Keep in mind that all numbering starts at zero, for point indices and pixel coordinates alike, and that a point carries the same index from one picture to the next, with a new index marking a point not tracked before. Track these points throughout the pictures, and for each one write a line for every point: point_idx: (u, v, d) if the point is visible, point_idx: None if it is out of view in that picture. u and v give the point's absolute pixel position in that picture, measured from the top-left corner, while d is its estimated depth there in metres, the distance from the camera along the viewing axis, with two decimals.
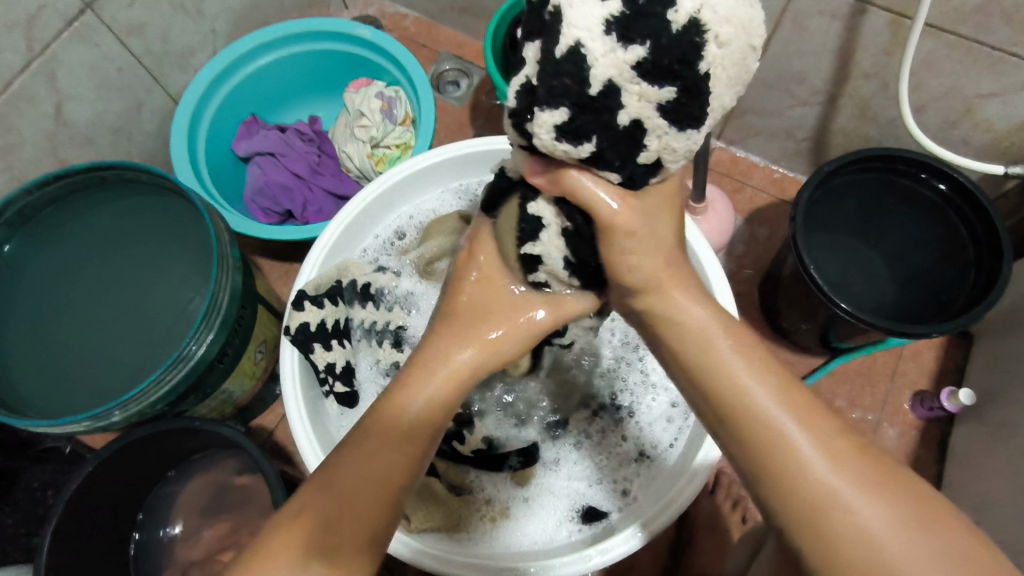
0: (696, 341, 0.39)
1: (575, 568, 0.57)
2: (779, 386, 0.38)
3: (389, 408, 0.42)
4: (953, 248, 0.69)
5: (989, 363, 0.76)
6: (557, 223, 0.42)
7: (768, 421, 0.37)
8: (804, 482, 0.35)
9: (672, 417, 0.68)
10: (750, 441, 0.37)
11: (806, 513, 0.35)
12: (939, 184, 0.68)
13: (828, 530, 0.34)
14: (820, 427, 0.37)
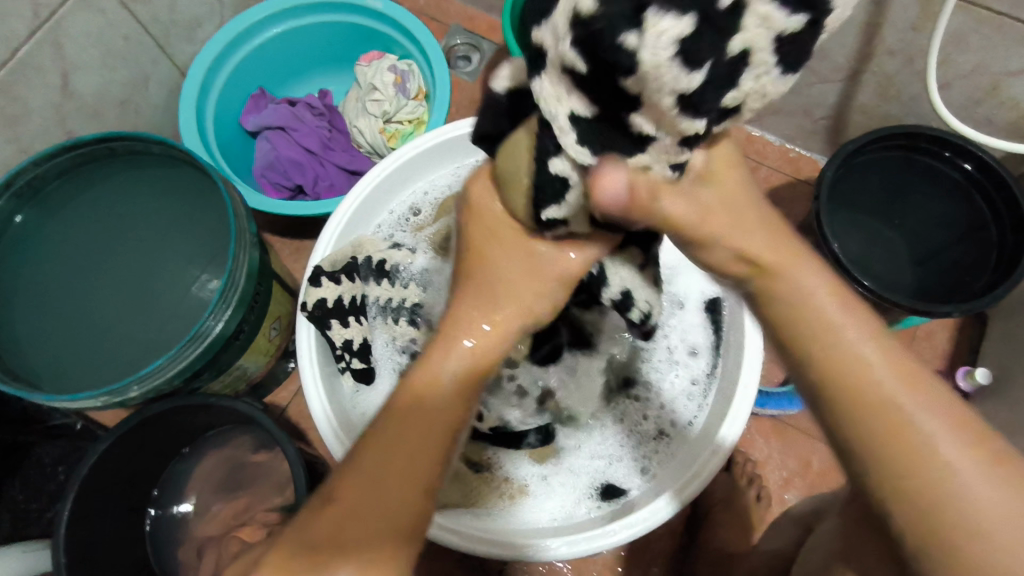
0: (789, 287, 0.36)
1: (598, 543, 0.58)
2: (868, 328, 0.35)
3: (422, 384, 0.42)
4: (975, 227, 0.69)
5: (1006, 343, 0.76)
6: (584, 189, 0.35)
7: (864, 366, 0.34)
8: (905, 447, 0.33)
9: (691, 394, 0.68)
10: (829, 381, 0.34)
11: (897, 463, 0.33)
12: (965, 164, 0.67)
13: (914, 482, 0.32)
14: (913, 378, 0.34)
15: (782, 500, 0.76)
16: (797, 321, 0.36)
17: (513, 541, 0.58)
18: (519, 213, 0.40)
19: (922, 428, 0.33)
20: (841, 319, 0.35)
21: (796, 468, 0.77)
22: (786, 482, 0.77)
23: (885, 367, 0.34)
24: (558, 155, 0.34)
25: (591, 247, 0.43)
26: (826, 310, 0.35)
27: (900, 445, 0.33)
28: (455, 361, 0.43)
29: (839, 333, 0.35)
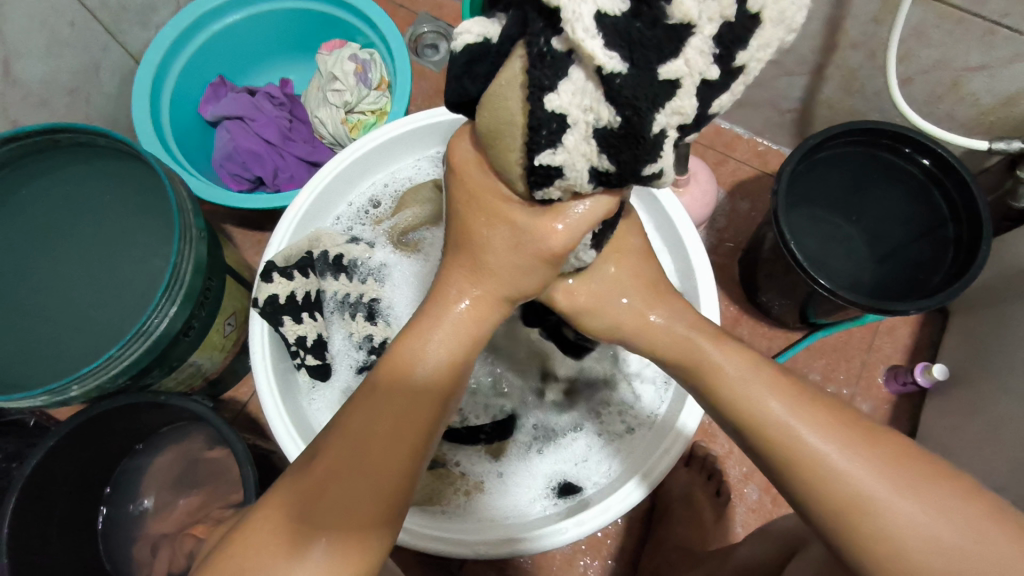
0: (685, 354, 0.43)
1: (551, 541, 0.57)
2: (750, 362, 0.41)
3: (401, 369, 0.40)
4: (933, 225, 0.69)
5: (964, 337, 0.76)
6: (588, 122, 0.30)
7: (754, 401, 0.39)
8: (840, 492, 0.36)
9: (649, 389, 0.68)
10: (742, 418, 0.40)
11: (810, 480, 0.37)
12: (923, 160, 0.67)
13: (828, 493, 0.36)
14: (801, 400, 0.39)
15: (742, 494, 0.76)
16: (711, 382, 0.41)
17: (469, 540, 0.58)
18: (508, 169, 0.35)
19: (840, 468, 0.36)
20: (741, 374, 0.40)
21: None
22: (746, 476, 0.77)
23: (776, 397, 0.39)
24: (572, 67, 0.29)
25: (580, 208, 0.37)
26: (719, 358, 0.41)
27: (832, 491, 0.36)
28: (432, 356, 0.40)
29: (743, 387, 0.40)
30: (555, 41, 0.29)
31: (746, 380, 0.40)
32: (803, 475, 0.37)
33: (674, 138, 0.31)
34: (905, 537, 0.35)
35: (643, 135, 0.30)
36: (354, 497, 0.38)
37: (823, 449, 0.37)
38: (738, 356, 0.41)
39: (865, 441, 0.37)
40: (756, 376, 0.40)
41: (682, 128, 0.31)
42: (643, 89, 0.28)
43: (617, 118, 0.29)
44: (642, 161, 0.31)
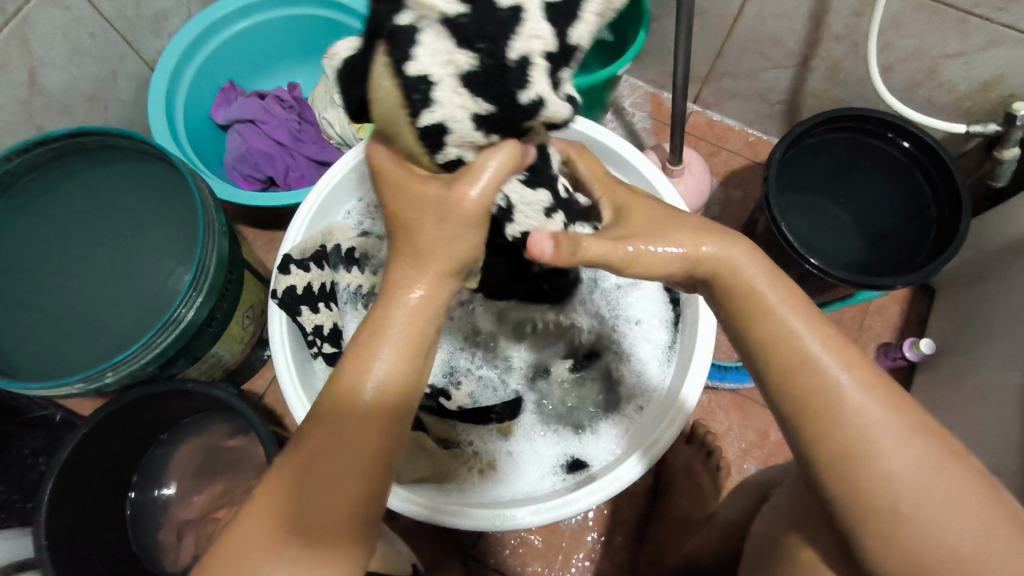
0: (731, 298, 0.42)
1: (562, 510, 0.60)
2: (786, 294, 0.41)
3: (348, 376, 0.39)
4: (919, 207, 0.72)
5: (950, 312, 0.80)
6: (451, 74, 0.33)
7: (784, 328, 0.40)
8: (847, 432, 0.38)
9: (647, 365, 0.71)
10: (766, 342, 0.41)
11: (818, 412, 0.39)
12: (904, 143, 0.71)
13: (836, 428, 0.38)
14: (829, 335, 0.40)
15: (741, 469, 0.79)
16: (744, 305, 0.42)
17: (480, 514, 0.61)
18: (412, 148, 0.37)
19: (852, 410, 0.38)
20: (784, 303, 0.41)
21: (755, 438, 0.81)
22: (745, 452, 0.80)
23: (811, 332, 0.40)
24: (419, 34, 0.32)
25: (496, 156, 0.37)
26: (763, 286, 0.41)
27: (840, 428, 0.38)
28: (381, 363, 0.38)
29: (777, 313, 0.41)
30: (399, 17, 0.32)
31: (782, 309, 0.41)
32: (812, 411, 0.39)
33: (542, 66, 0.34)
34: (898, 477, 0.37)
35: (504, 62, 0.33)
36: (334, 483, 0.38)
37: (840, 381, 0.39)
38: (780, 286, 0.41)
39: (880, 392, 0.39)
40: (793, 306, 0.41)
41: (547, 53, 0.34)
42: (487, 22, 0.32)
43: (473, 54, 0.32)
44: (514, 91, 0.34)
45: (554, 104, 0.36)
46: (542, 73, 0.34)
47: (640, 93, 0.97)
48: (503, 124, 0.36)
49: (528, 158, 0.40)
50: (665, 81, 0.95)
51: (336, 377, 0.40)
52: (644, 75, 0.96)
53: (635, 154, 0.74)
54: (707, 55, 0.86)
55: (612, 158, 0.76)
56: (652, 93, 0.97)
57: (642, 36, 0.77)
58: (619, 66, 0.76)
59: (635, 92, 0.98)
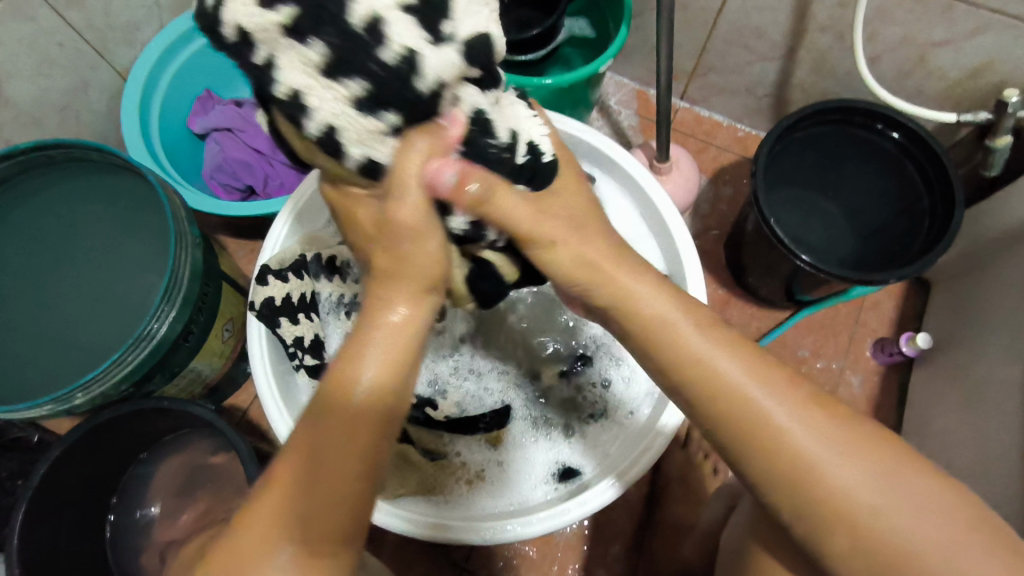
0: (663, 330, 0.41)
1: (555, 522, 0.58)
2: (704, 321, 0.42)
3: (335, 388, 0.36)
4: (911, 197, 0.71)
5: (946, 305, 0.78)
6: (310, 72, 0.32)
7: (714, 367, 0.40)
8: (790, 466, 0.39)
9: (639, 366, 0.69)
10: (701, 386, 0.40)
11: (760, 450, 0.39)
12: (894, 134, 0.69)
13: (777, 465, 0.39)
14: (752, 364, 0.40)
15: None
16: (679, 359, 0.41)
17: (470, 528, 0.58)
18: (338, 170, 0.37)
19: (806, 452, 0.38)
20: (712, 348, 0.40)
21: None
22: None
23: (737, 368, 0.40)
24: (268, 52, 0.32)
25: (417, 154, 0.35)
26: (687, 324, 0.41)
27: (783, 464, 0.39)
28: (366, 380, 0.35)
29: (702, 350, 0.40)
30: (246, 51, 0.33)
31: (707, 345, 0.41)
32: (773, 458, 0.39)
33: (400, 16, 0.32)
34: (849, 500, 0.38)
35: (352, 34, 0.31)
36: (320, 500, 0.35)
37: (770, 417, 0.39)
38: (696, 315, 0.42)
39: (834, 430, 0.39)
40: (718, 343, 0.41)
41: (407, 6, 0.32)
42: (317, 4, 0.31)
43: (317, 39, 0.31)
44: (374, 53, 0.32)
45: (434, 54, 0.33)
46: (403, 21, 0.32)
47: (626, 91, 0.96)
48: (395, 98, 0.33)
49: (449, 131, 0.36)
50: (651, 78, 0.93)
51: (322, 391, 0.37)
52: (629, 72, 0.94)
53: (618, 153, 0.72)
54: (692, 49, 0.85)
55: (596, 156, 0.75)
56: (638, 90, 0.96)
57: (624, 32, 0.75)
58: (601, 63, 0.74)
59: (621, 90, 0.96)
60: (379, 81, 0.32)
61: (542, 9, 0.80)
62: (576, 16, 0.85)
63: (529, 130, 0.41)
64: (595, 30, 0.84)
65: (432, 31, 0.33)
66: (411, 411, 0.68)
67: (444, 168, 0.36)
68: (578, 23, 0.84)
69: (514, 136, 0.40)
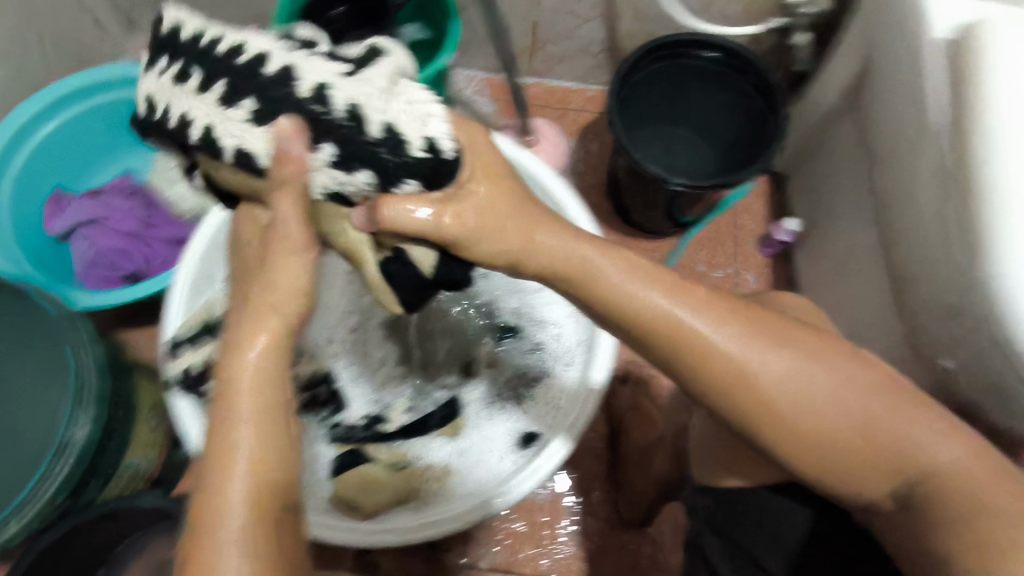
0: (575, 273, 0.42)
1: (528, 483, 0.61)
2: (621, 261, 0.42)
3: (219, 448, 0.35)
4: (747, 103, 0.79)
5: (803, 190, 0.88)
6: (194, 93, 0.39)
7: (637, 297, 0.41)
8: (721, 367, 0.40)
9: (562, 321, 0.71)
10: (620, 316, 0.42)
11: (693, 356, 0.40)
12: (715, 54, 0.77)
13: (713, 368, 0.40)
14: (672, 285, 0.41)
15: None
16: (604, 294, 0.42)
17: (447, 519, 0.59)
18: (237, 182, 0.41)
19: (738, 356, 0.40)
20: (629, 281, 0.41)
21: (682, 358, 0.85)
22: None
23: (659, 293, 0.41)
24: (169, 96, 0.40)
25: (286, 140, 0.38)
26: (603, 266, 0.42)
27: (717, 368, 0.40)
28: (240, 475, 0.34)
29: (620, 288, 0.41)
30: (155, 111, 0.41)
31: (627, 279, 0.41)
32: (698, 364, 0.41)
33: (261, 38, 0.39)
34: (778, 391, 0.40)
35: (219, 55, 0.39)
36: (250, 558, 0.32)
37: (696, 327, 0.40)
38: (612, 256, 0.42)
39: (759, 331, 0.41)
40: (633, 274, 0.41)
41: (273, 35, 0.40)
42: (200, 48, 0.39)
43: (197, 71, 0.39)
44: (236, 60, 0.38)
45: (290, 53, 0.39)
46: (262, 39, 0.39)
47: (477, 81, 1.00)
48: (255, 90, 0.38)
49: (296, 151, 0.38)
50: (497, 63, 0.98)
51: (212, 459, 0.34)
52: (475, 64, 0.98)
53: None
54: (525, 27, 0.90)
55: None
56: (488, 78, 1.00)
57: (456, 26, 0.79)
58: (443, 58, 0.77)
59: (473, 82, 1.00)
60: (238, 82, 0.38)
61: (374, 24, 0.82)
62: (409, 23, 0.88)
63: (423, 124, 0.39)
64: (430, 31, 0.88)
65: (294, 45, 0.40)
66: (362, 432, 0.70)
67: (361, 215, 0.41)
68: (412, 29, 0.87)
69: (391, 131, 0.38)
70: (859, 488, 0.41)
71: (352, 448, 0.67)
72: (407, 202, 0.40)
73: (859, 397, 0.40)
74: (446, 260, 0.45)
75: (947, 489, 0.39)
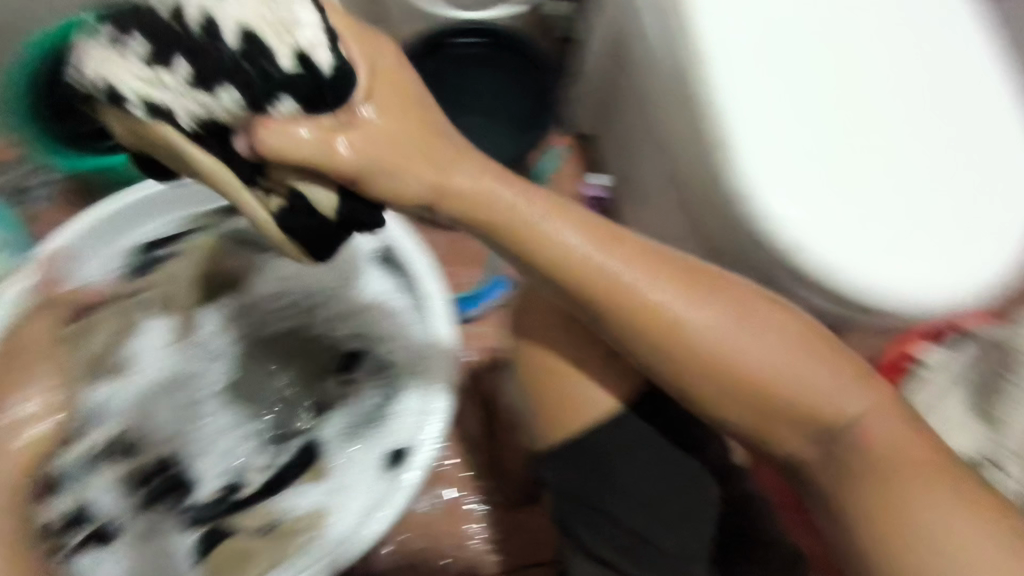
0: (481, 206, 0.44)
1: (402, 499, 0.62)
2: (549, 205, 0.46)
3: None
4: (521, 75, 0.89)
5: (607, 148, 0.91)
6: (112, 44, 0.41)
7: (539, 230, 0.46)
8: (615, 289, 0.47)
9: (403, 328, 0.70)
10: (511, 236, 0.45)
11: (580, 280, 0.47)
12: (481, 38, 0.86)
13: (602, 292, 0.47)
14: (585, 228, 0.47)
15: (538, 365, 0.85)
16: (501, 220, 0.45)
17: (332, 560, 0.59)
18: (136, 129, 0.42)
19: (633, 284, 0.47)
20: (539, 218, 0.46)
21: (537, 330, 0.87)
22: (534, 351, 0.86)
23: (540, 224, 0.46)
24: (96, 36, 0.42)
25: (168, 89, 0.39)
26: (502, 190, 0.45)
27: (612, 291, 0.47)
28: None
29: (534, 224, 0.46)
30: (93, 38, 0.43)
31: (517, 206, 0.45)
32: (610, 284, 0.47)
33: None
34: (680, 318, 0.48)
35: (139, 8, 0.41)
36: None
37: (587, 257, 0.46)
38: (529, 197, 0.46)
39: (673, 274, 0.48)
40: (546, 209, 0.46)
41: None
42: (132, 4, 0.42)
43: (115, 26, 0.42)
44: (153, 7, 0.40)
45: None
46: None
47: None
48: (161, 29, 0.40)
49: None
50: None
51: None
52: None
53: None
54: None
55: None
56: None
57: None
58: None
59: None
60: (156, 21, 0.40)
61: None
62: None
63: (291, 36, 0.39)
64: None
65: None
66: (218, 508, 0.66)
67: (242, 140, 0.39)
68: None
69: (252, 36, 0.39)
70: (735, 413, 0.49)
71: (210, 530, 0.64)
72: (283, 121, 0.39)
73: (744, 330, 0.48)
74: (348, 199, 0.42)
75: (821, 419, 0.48)
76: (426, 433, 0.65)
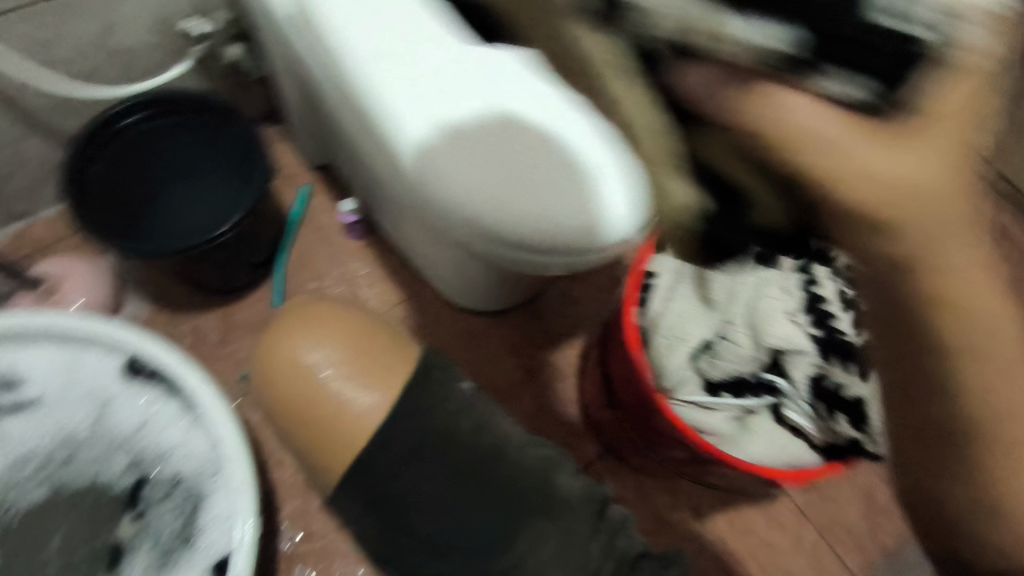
0: (832, 171, 0.24)
1: None
2: (860, 127, 0.24)
3: None
4: (209, 132, 0.79)
5: (342, 173, 0.92)
6: None
7: (804, 127, 0.23)
8: (821, 159, 0.23)
9: (185, 435, 0.67)
10: (796, 150, 0.24)
11: (833, 168, 0.23)
12: (139, 115, 0.76)
13: (808, 162, 0.24)
14: (886, 133, 0.24)
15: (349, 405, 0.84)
16: (779, 145, 0.24)
17: None
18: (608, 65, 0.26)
19: (881, 185, 0.24)
20: (867, 160, 0.23)
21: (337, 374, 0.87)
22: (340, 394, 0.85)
23: (851, 132, 0.24)
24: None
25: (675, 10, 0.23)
26: (881, 172, 0.23)
27: (827, 166, 0.23)
28: None
29: (845, 150, 0.23)
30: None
31: (841, 158, 0.23)
32: (933, 224, 0.25)
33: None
34: (926, 252, 0.25)
35: None
36: None
37: (867, 164, 0.23)
38: (905, 165, 0.24)
39: (932, 151, 0.24)
40: (831, 124, 0.23)
41: None
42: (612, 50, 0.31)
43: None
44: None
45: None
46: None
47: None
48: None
49: None
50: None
51: None
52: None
53: None
54: None
55: None
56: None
57: None
58: None
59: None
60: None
61: None
62: None
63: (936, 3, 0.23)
64: None
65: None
66: None
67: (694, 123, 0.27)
68: None
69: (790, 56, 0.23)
70: (892, 403, 0.34)
71: None
72: (885, 167, 0.23)
73: (1011, 348, 0.30)
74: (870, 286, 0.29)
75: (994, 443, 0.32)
76: (241, 505, 0.62)
